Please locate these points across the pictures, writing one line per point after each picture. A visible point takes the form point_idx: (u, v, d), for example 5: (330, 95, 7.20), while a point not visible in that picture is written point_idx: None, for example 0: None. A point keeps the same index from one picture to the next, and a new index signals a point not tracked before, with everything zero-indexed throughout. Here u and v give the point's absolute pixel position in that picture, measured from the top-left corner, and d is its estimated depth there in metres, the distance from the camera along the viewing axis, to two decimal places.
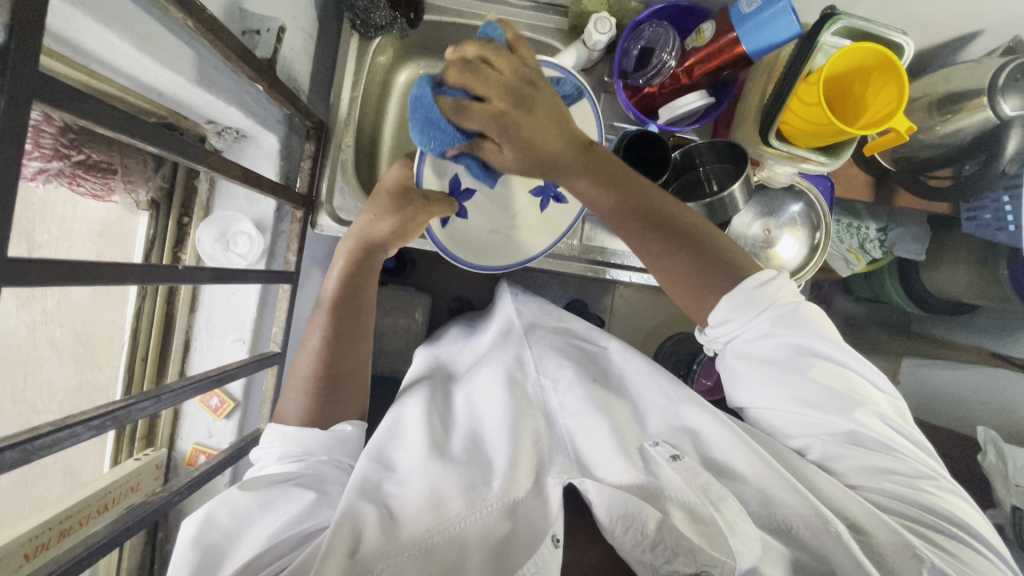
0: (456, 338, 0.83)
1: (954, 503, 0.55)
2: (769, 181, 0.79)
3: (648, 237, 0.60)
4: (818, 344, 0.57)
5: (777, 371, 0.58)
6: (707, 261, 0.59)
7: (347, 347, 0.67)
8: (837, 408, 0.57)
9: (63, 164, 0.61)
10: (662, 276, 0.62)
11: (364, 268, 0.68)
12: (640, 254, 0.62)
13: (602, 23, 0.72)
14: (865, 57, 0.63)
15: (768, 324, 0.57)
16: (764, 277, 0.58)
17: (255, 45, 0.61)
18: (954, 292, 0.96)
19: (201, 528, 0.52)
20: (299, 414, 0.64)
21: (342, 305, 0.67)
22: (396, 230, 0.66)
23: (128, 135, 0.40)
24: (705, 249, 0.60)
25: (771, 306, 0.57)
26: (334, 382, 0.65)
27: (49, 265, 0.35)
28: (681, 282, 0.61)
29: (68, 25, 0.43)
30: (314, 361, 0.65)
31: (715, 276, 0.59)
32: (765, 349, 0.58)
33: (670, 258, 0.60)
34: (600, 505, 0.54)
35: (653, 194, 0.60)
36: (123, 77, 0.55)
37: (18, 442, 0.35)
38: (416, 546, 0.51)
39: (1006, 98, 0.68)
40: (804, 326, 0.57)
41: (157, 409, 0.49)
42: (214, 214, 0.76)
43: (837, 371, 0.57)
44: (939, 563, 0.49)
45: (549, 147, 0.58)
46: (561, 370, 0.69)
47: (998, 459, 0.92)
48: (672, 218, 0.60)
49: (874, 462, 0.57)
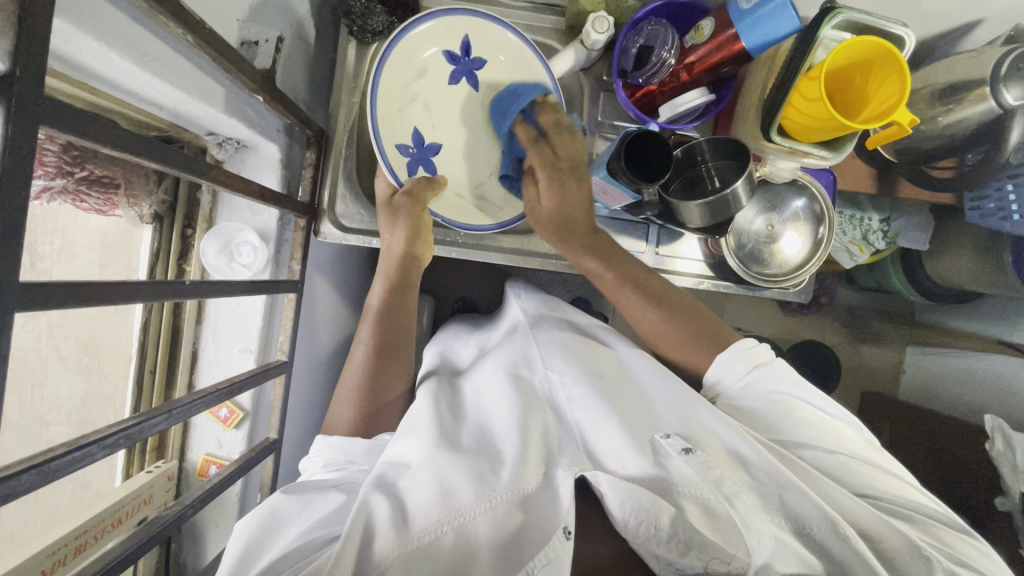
0: (466, 338, 0.86)
1: (937, 506, 0.58)
2: (771, 177, 0.78)
3: (635, 305, 0.73)
4: (796, 391, 0.65)
5: (765, 410, 0.64)
6: (685, 328, 0.71)
7: (390, 354, 0.72)
8: (824, 437, 0.61)
9: (66, 181, 0.61)
10: (655, 338, 0.74)
11: (404, 283, 0.75)
12: (635, 317, 0.74)
13: (601, 22, 0.72)
14: (866, 50, 0.62)
15: (750, 373, 0.66)
16: (745, 344, 0.68)
17: (252, 56, 0.61)
18: (954, 278, 0.98)
19: (246, 527, 0.54)
20: (348, 425, 0.69)
21: (385, 315, 0.73)
22: (418, 236, 0.73)
23: (132, 152, 0.40)
24: (682, 318, 0.72)
25: (752, 361, 0.67)
26: (376, 392, 0.70)
27: (60, 288, 0.35)
28: (668, 343, 0.72)
29: (68, 45, 0.43)
30: (357, 379, 0.70)
31: (693, 339, 0.71)
32: (752, 399, 0.66)
33: (662, 320, 0.72)
34: (613, 499, 0.53)
35: (637, 271, 0.74)
36: (123, 93, 0.55)
37: (34, 465, 0.35)
38: (423, 540, 0.51)
39: (1009, 87, 0.68)
40: (785, 379, 0.65)
41: (169, 423, 0.49)
42: (218, 225, 0.77)
43: (817, 412, 0.64)
44: (948, 564, 0.50)
45: (572, 206, 0.74)
46: (569, 364, 0.68)
47: (1006, 446, 0.89)
48: (653, 291, 0.73)
49: (863, 479, 0.58)
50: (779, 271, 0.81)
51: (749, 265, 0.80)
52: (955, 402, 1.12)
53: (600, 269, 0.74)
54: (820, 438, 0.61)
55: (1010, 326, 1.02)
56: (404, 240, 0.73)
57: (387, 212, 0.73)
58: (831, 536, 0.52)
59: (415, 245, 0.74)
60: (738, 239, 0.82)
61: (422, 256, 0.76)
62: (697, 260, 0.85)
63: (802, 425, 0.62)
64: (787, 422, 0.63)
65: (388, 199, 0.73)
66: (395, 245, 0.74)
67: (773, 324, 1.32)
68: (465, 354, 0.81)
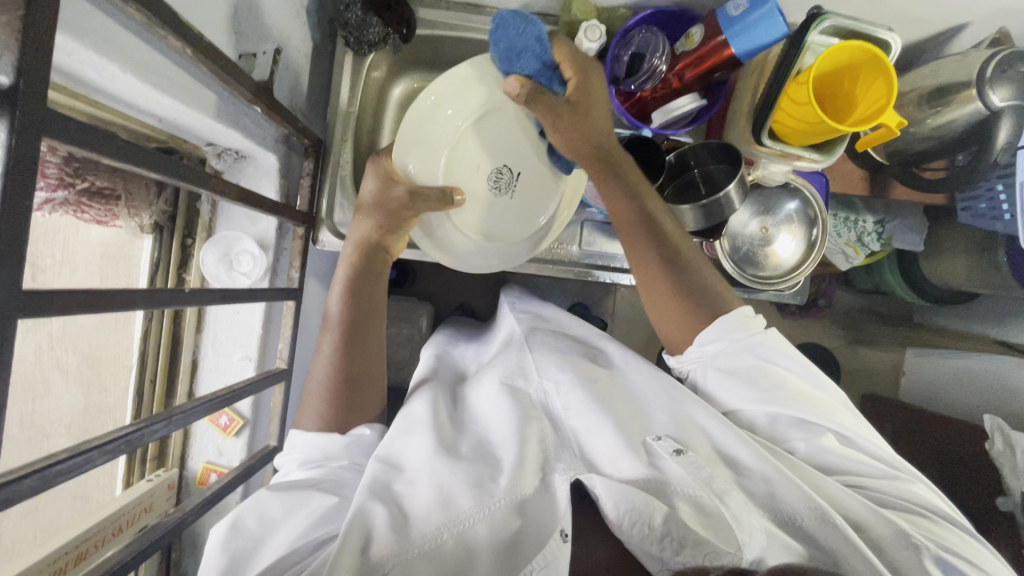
0: (463, 346, 0.88)
1: (931, 496, 0.58)
2: (763, 179, 0.79)
3: (647, 241, 0.67)
4: (784, 361, 0.62)
5: (759, 384, 0.61)
6: (696, 285, 0.66)
7: (362, 349, 0.68)
8: (811, 411, 0.59)
9: (68, 192, 0.62)
10: (652, 289, 0.68)
11: (370, 272, 0.71)
12: (638, 260, 0.68)
13: (593, 31, 0.74)
14: (851, 54, 0.64)
15: (749, 345, 0.63)
16: (746, 312, 0.65)
17: (252, 68, 0.64)
18: (955, 282, 0.98)
19: (228, 534, 0.54)
20: (318, 422, 0.65)
21: (354, 295, 0.69)
22: (391, 228, 0.70)
23: (132, 161, 0.41)
24: (692, 274, 0.67)
25: (751, 329, 0.64)
26: (351, 388, 0.66)
27: (64, 296, 0.35)
28: (674, 293, 0.66)
29: (69, 58, 0.44)
30: (329, 372, 0.66)
31: (700, 298, 0.66)
32: (740, 366, 0.63)
33: (666, 275, 0.66)
34: (608, 501, 0.53)
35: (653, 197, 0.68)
36: (123, 105, 0.56)
37: (36, 470, 0.36)
38: (423, 545, 0.52)
39: (995, 88, 0.70)
40: (775, 350, 0.63)
41: (169, 430, 0.50)
42: (217, 235, 0.78)
43: (805, 387, 0.62)
44: (936, 551, 0.51)
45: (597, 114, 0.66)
46: (562, 371, 0.67)
47: (1007, 446, 0.89)
48: (667, 231, 0.67)
49: (844, 464, 0.60)
50: (774, 273, 0.82)
51: (744, 268, 0.81)
52: (952, 401, 1.13)
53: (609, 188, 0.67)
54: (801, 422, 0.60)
55: (1006, 325, 1.02)
56: (374, 227, 0.70)
57: (370, 197, 0.70)
58: (819, 524, 0.52)
59: (389, 238, 0.71)
60: (733, 241, 0.83)
61: (390, 252, 0.73)
62: None
63: (796, 401, 0.60)
64: (772, 397, 0.60)
65: (379, 190, 0.69)
66: (359, 231, 0.70)
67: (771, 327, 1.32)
68: (465, 362, 0.83)
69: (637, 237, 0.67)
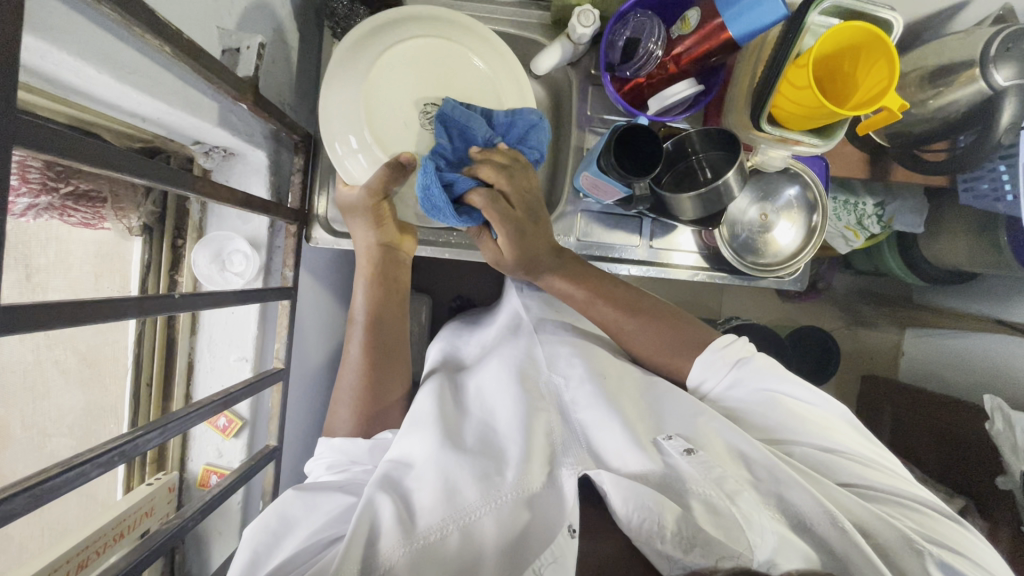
0: (468, 334, 0.86)
1: (931, 495, 0.58)
2: (761, 165, 0.77)
3: (615, 319, 0.73)
4: (776, 384, 0.64)
5: (757, 411, 0.64)
6: (672, 336, 0.71)
7: (382, 345, 0.70)
8: (809, 432, 0.61)
9: (52, 197, 0.61)
10: (639, 351, 0.73)
11: (382, 277, 0.72)
12: (618, 335, 0.74)
13: (586, 15, 0.70)
14: (852, 35, 0.62)
15: (738, 376, 0.66)
16: (723, 340, 0.68)
17: (235, 63, 0.60)
18: (953, 261, 0.97)
19: (256, 532, 0.54)
20: (346, 427, 0.67)
21: (373, 293, 0.72)
22: (383, 224, 0.70)
23: (112, 167, 0.39)
24: (666, 326, 0.71)
25: (733, 360, 0.67)
26: (372, 387, 0.69)
27: (45, 309, 0.34)
28: (654, 348, 0.71)
29: (43, 59, 0.43)
30: (355, 378, 0.69)
31: (679, 345, 0.70)
32: (735, 397, 0.66)
33: (642, 335, 0.71)
34: (617, 498, 0.53)
35: (607, 283, 0.74)
36: (104, 106, 0.54)
37: (28, 487, 0.35)
38: (429, 537, 0.51)
39: (999, 68, 0.69)
40: (764, 373, 0.65)
41: (165, 438, 0.49)
42: (208, 235, 0.77)
43: (800, 405, 0.63)
44: (940, 555, 0.50)
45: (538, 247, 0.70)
46: (572, 367, 0.69)
47: (1006, 427, 0.88)
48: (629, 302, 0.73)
49: (848, 470, 0.58)
50: (773, 260, 0.81)
51: (743, 255, 0.80)
52: (950, 381, 1.13)
53: (570, 290, 0.73)
54: (802, 433, 0.61)
55: (1006, 304, 1.02)
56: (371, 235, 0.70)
57: (350, 213, 0.70)
58: (829, 526, 0.51)
59: (385, 235, 0.71)
60: (732, 228, 0.81)
61: (398, 246, 0.73)
62: (692, 251, 0.85)
63: (794, 421, 0.62)
64: (772, 419, 0.63)
65: (350, 207, 0.69)
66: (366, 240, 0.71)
67: (771, 310, 1.32)
68: (467, 351, 0.81)
69: (606, 317, 0.73)
